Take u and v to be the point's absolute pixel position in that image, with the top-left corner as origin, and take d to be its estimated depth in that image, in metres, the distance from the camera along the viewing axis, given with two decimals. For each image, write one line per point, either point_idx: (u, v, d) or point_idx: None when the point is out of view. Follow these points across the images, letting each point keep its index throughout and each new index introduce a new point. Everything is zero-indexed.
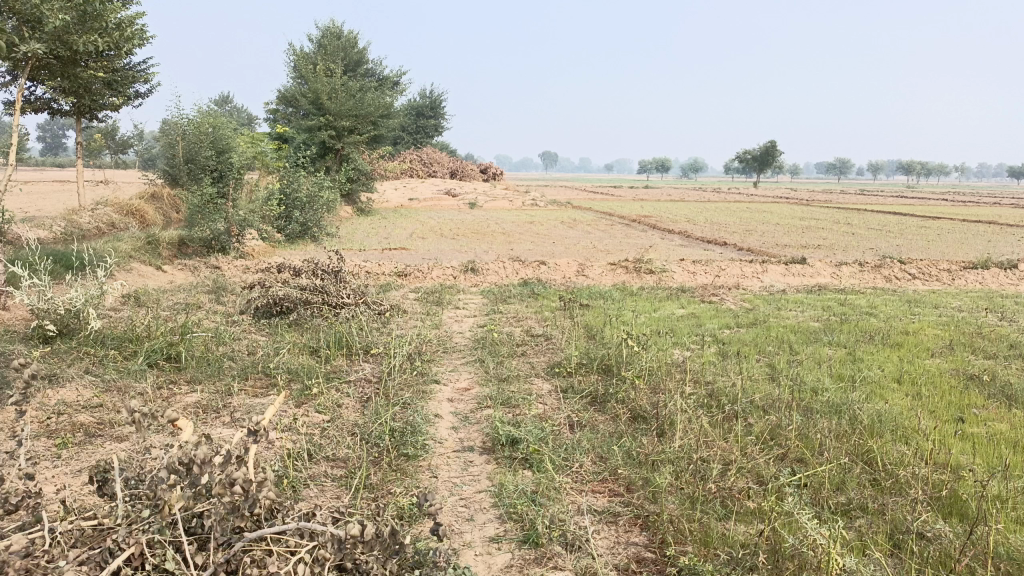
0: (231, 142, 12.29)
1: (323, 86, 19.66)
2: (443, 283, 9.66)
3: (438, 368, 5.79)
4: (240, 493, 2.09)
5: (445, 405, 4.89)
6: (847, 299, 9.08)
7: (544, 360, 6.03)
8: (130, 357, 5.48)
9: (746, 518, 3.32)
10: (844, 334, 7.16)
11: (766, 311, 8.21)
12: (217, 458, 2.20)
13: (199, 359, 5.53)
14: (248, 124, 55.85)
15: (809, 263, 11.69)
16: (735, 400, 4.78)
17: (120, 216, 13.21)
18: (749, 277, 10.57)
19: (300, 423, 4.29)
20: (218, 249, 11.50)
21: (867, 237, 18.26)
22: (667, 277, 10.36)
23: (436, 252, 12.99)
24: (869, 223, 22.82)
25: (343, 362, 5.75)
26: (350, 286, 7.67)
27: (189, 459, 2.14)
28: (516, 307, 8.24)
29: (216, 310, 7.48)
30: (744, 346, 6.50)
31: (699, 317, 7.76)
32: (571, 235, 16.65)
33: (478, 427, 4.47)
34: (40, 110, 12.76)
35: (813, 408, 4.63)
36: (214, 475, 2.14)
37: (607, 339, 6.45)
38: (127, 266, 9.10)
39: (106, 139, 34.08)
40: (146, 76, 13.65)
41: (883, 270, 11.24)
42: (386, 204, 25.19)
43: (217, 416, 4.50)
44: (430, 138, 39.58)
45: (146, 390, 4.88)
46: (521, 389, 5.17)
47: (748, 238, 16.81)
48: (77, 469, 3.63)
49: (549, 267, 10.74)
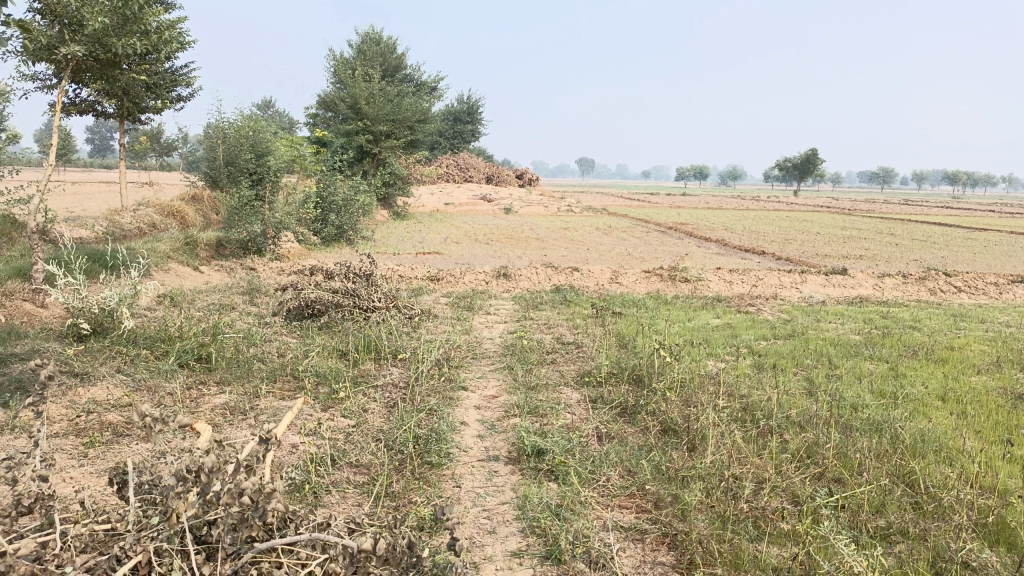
0: (269, 146, 12.40)
1: (362, 90, 19.81)
2: (475, 288, 9.61)
3: (466, 374, 5.72)
4: (250, 504, 2.05)
5: (471, 413, 4.82)
6: (888, 312, 8.82)
7: (574, 368, 5.93)
8: (160, 356, 5.50)
9: (779, 540, 3.19)
10: (886, 348, 6.94)
11: (804, 323, 8.00)
12: (229, 468, 2.16)
13: (229, 361, 5.53)
14: (289, 128, 56.61)
15: (849, 274, 11.41)
16: (770, 416, 4.63)
17: (160, 216, 13.42)
18: (787, 288, 10.33)
19: (325, 428, 4.25)
20: (254, 250, 11.63)
21: (911, 247, 17.79)
22: (702, 286, 10.18)
23: (470, 257, 12.95)
24: (914, 234, 22.26)
25: (371, 367, 5.72)
26: (381, 290, 7.65)
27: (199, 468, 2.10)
28: (547, 314, 8.15)
29: (249, 311, 7.52)
30: (780, 359, 6.33)
31: (734, 327, 7.60)
32: (606, 242, 16.51)
33: (504, 436, 4.38)
34: (85, 112, 13.03)
35: (852, 426, 4.46)
36: (225, 484, 2.11)
37: (638, 348, 6.33)
38: (164, 266, 9.21)
39: (151, 141, 34.84)
40: (188, 79, 13.88)
41: (928, 282, 10.91)
42: (422, 208, 25.28)
43: (244, 419, 4.48)
44: (467, 143, 39.70)
45: (175, 391, 4.89)
46: (549, 398, 5.07)
47: (787, 248, 16.49)
48: (101, 470, 3.63)
49: (582, 274, 10.63)
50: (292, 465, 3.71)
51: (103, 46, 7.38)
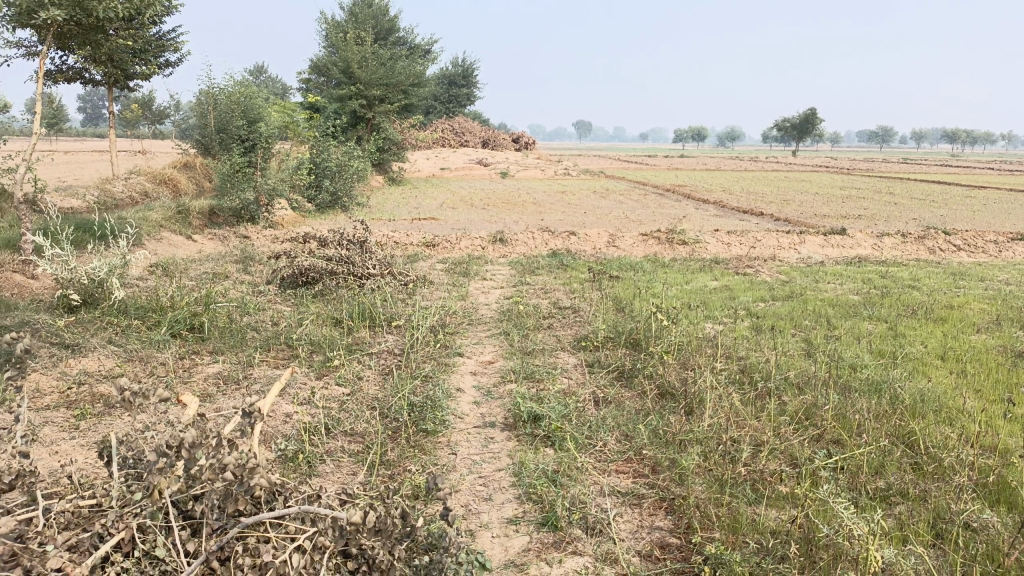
0: (261, 112, 12.20)
1: (354, 54, 19.48)
2: (471, 254, 9.52)
3: (462, 340, 5.67)
4: (232, 479, 2.02)
5: (467, 379, 4.79)
6: (887, 272, 8.75)
7: (571, 333, 5.88)
8: (153, 326, 5.43)
9: (778, 503, 3.16)
10: (885, 308, 6.89)
11: (803, 284, 7.93)
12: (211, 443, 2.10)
13: (222, 330, 5.47)
14: (282, 94, 55.92)
15: (849, 234, 11.32)
16: (768, 377, 4.60)
17: (152, 185, 13.28)
18: (786, 249, 10.25)
19: (320, 396, 4.21)
20: (247, 218, 11.54)
21: (910, 207, 17.66)
22: (700, 248, 10.09)
23: (466, 222, 12.84)
24: (913, 193, 22.09)
25: (366, 334, 5.66)
26: (376, 257, 7.57)
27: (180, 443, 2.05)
28: (544, 278, 8.09)
29: (242, 280, 7.45)
30: (779, 320, 6.27)
31: (732, 289, 7.54)
32: (604, 205, 16.38)
33: (500, 402, 4.34)
34: (72, 80, 12.80)
35: (851, 387, 4.43)
36: (207, 459, 2.07)
37: (636, 312, 6.28)
38: (157, 236, 9.11)
39: (142, 109, 34.38)
40: (176, 44, 13.62)
41: (927, 241, 10.83)
42: (418, 173, 25.06)
43: (237, 389, 4.44)
44: (463, 107, 39.26)
45: (167, 361, 4.84)
46: (545, 363, 5.03)
47: (786, 209, 16.36)
48: (93, 442, 3.59)
49: (579, 237, 10.54)
50: (286, 435, 3.67)
51: (86, 10, 7.20)
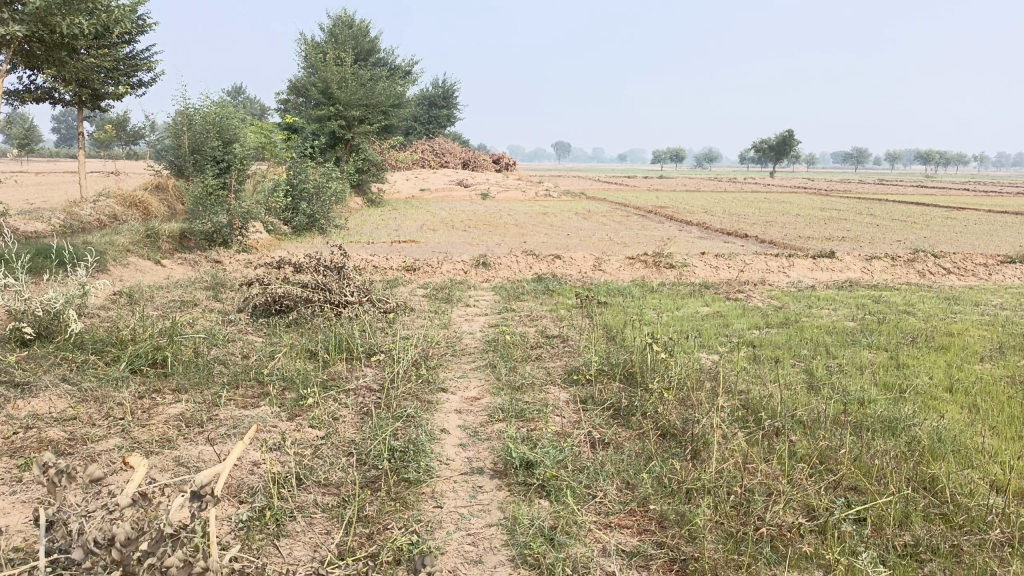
0: (237, 132, 11.84)
1: (333, 74, 19.18)
2: (453, 279, 9.21)
3: (446, 373, 5.34)
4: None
5: (453, 418, 4.45)
6: (880, 296, 8.54)
7: (560, 365, 5.56)
8: (112, 362, 5.04)
9: (800, 564, 2.86)
10: (884, 335, 6.65)
11: (796, 310, 7.69)
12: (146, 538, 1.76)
13: (188, 365, 5.10)
14: (260, 114, 55.50)
15: (837, 256, 11.13)
16: (774, 415, 4.30)
17: (123, 208, 12.87)
18: (775, 272, 10.04)
19: (293, 441, 3.86)
20: (220, 242, 11.16)
21: (892, 228, 17.62)
22: (688, 272, 9.85)
23: (447, 245, 12.52)
24: (893, 214, 22.11)
25: (343, 368, 5.31)
26: (354, 283, 7.22)
27: (110, 538, 1.71)
28: (529, 305, 7.79)
29: (212, 308, 7.08)
30: (777, 349, 6.00)
31: (725, 316, 7.27)
32: (587, 227, 16.16)
33: (488, 445, 4.01)
34: (39, 99, 12.39)
35: (864, 426, 4.15)
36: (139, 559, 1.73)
37: (627, 342, 5.98)
38: (123, 261, 8.71)
39: (116, 130, 33.81)
40: (149, 63, 13.26)
41: (917, 264, 10.67)
42: (397, 194, 24.78)
43: (201, 433, 4.07)
44: (443, 128, 39.07)
45: (125, 402, 4.46)
46: (535, 400, 4.71)
47: (770, 230, 16.23)
48: (34, 499, 3.21)
49: (564, 261, 10.27)
50: (253, 488, 3.31)
51: (50, 27, 6.86)
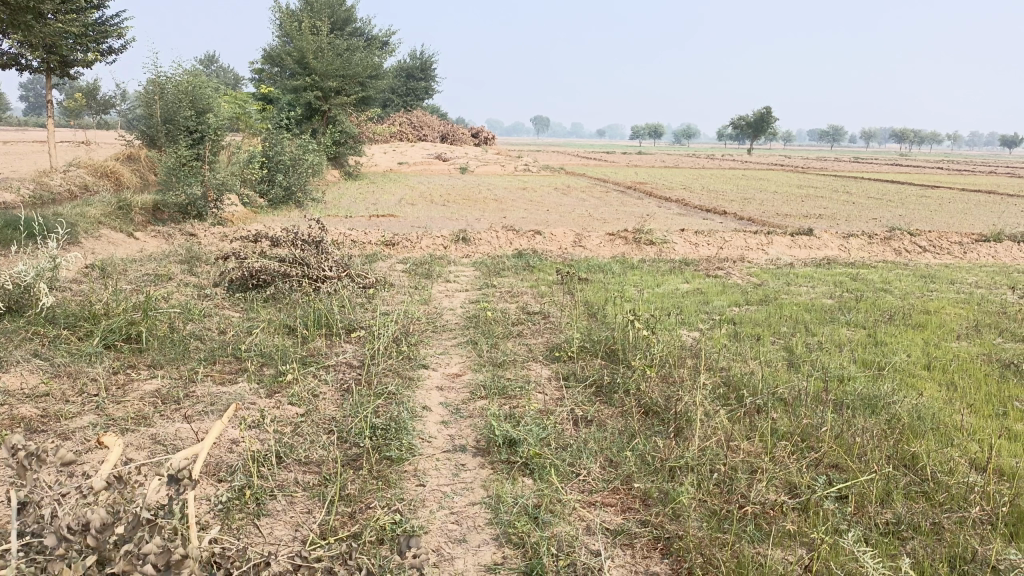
0: (211, 102, 11.58)
1: (309, 44, 18.83)
2: (433, 254, 9.13)
3: (427, 350, 5.29)
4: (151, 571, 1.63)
5: (434, 395, 4.42)
6: (858, 274, 8.60)
7: (542, 342, 5.53)
8: (84, 337, 4.92)
9: (784, 542, 2.88)
10: (862, 313, 6.70)
11: (775, 287, 7.71)
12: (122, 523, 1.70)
13: (163, 340, 5.00)
14: (234, 84, 54.48)
15: (815, 234, 11.19)
16: (755, 392, 4.31)
17: (93, 178, 12.59)
18: (754, 250, 10.07)
19: (272, 419, 3.81)
20: (194, 215, 10.96)
21: (868, 206, 17.76)
22: (668, 249, 9.84)
23: (426, 220, 12.41)
24: (869, 192, 22.28)
25: (322, 344, 5.24)
26: (332, 258, 7.12)
27: (86, 525, 1.65)
28: (510, 281, 7.74)
29: (187, 282, 6.95)
30: (757, 327, 6.01)
31: (705, 293, 7.27)
32: (566, 202, 16.09)
33: (471, 423, 3.98)
34: (5, 66, 12.03)
35: (844, 404, 4.17)
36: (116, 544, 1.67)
37: (609, 319, 5.96)
38: (95, 234, 8.53)
39: (86, 98, 33.03)
40: (119, 30, 12.90)
41: (893, 242, 10.75)
42: (375, 168, 24.52)
43: (178, 410, 4.00)
44: (421, 100, 38.62)
45: (99, 378, 4.37)
46: (517, 377, 4.68)
47: (748, 207, 16.27)
48: (5, 478, 3.13)
49: (544, 237, 10.22)
50: (231, 466, 3.26)
51: None
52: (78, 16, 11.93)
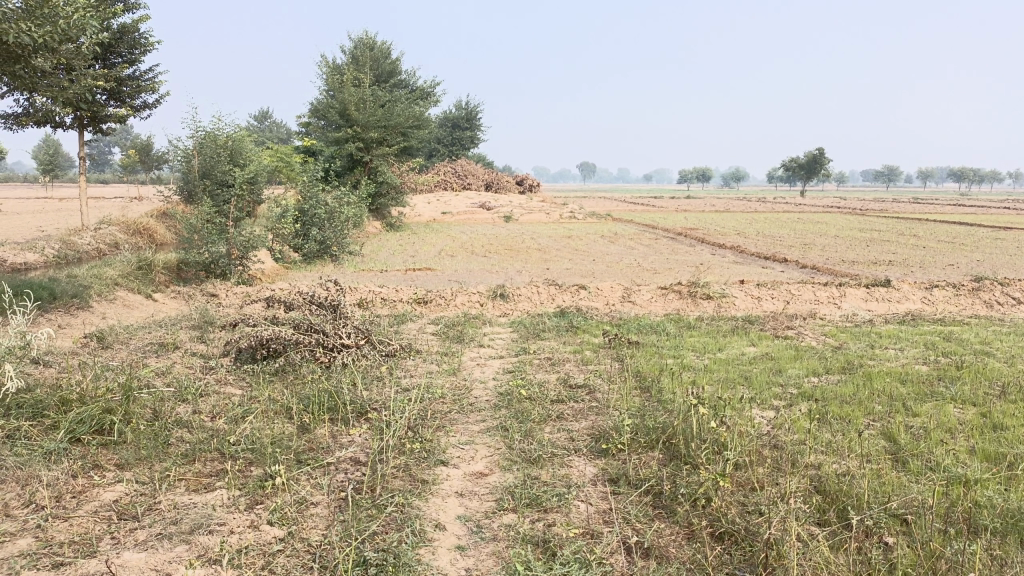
0: (247, 156, 11.12)
1: (350, 95, 18.52)
2: (467, 313, 8.37)
3: (449, 439, 4.46)
4: None
5: (452, 504, 3.58)
6: (949, 333, 7.53)
7: (586, 427, 4.63)
8: (49, 429, 4.20)
9: None
10: (968, 384, 5.65)
11: (857, 351, 6.68)
12: None
13: (141, 432, 4.28)
14: (284, 139, 55.48)
15: (893, 284, 10.06)
16: (860, 505, 3.37)
17: (125, 236, 12.27)
18: (825, 304, 9.05)
19: (240, 548, 3.02)
20: (218, 273, 10.47)
21: (942, 250, 16.48)
22: (727, 304, 8.90)
23: (463, 274, 11.70)
24: (938, 235, 20.96)
25: (326, 432, 4.44)
26: (352, 323, 6.37)
27: None
28: (551, 345, 6.91)
29: (194, 351, 6.29)
30: (846, 404, 5.02)
31: (777, 359, 6.30)
32: (614, 252, 15.25)
33: (494, 550, 3.13)
34: (39, 123, 11.81)
35: (981, 528, 3.20)
36: None
37: (666, 396, 5.05)
38: (110, 298, 8.03)
39: (140, 154, 33.48)
40: (153, 85, 12.61)
41: (983, 293, 9.59)
42: (418, 218, 24.11)
43: (132, 531, 3.23)
44: (466, 150, 38.33)
45: (52, 483, 3.63)
46: (554, 479, 3.81)
47: (810, 254, 15.18)
48: None
49: (590, 291, 9.39)
50: None
51: (17, 47, 6.06)
52: (111, 71, 11.67)
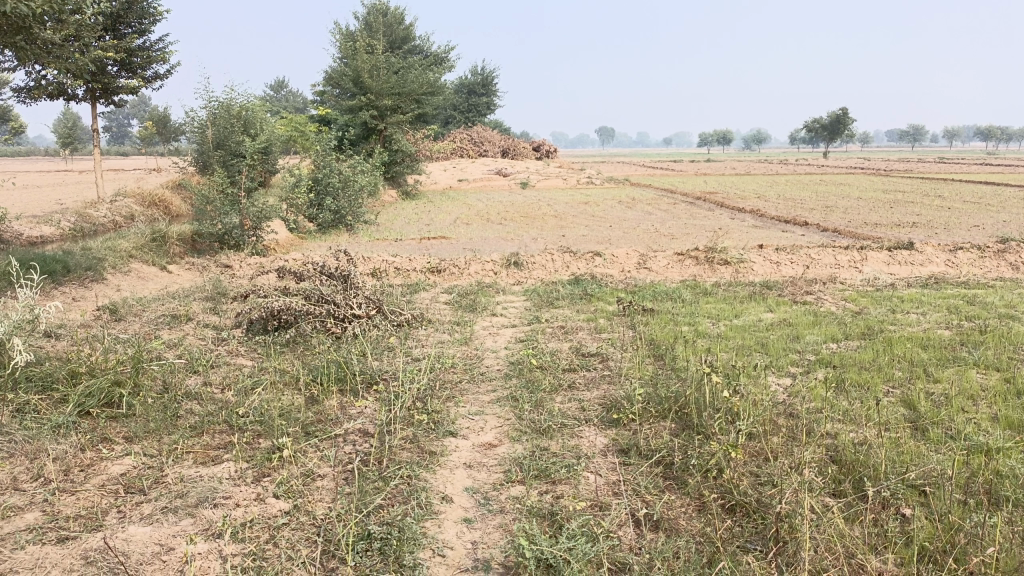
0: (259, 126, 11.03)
1: (363, 62, 18.31)
2: (480, 281, 8.30)
3: (458, 410, 4.41)
4: None
5: (460, 476, 3.54)
6: (974, 296, 7.34)
7: (598, 397, 4.57)
8: (60, 403, 4.20)
9: None
10: (991, 349, 5.50)
11: (878, 316, 6.54)
12: None
13: (151, 405, 4.27)
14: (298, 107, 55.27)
15: (917, 247, 9.83)
16: (876, 476, 3.28)
17: (141, 208, 12.30)
18: (845, 268, 8.87)
19: (245, 522, 3.00)
20: (232, 245, 10.45)
21: (967, 211, 16.11)
22: (745, 269, 8.75)
23: (478, 242, 11.61)
24: (963, 195, 20.50)
25: (335, 404, 4.41)
26: (362, 293, 6.31)
27: None
28: (564, 313, 6.83)
29: (206, 323, 6.28)
30: (865, 371, 4.90)
31: (795, 325, 6.18)
32: (631, 217, 15.07)
33: (501, 522, 3.08)
34: (52, 96, 11.79)
35: (1003, 498, 3.11)
36: None
37: (679, 365, 4.97)
38: (124, 270, 8.04)
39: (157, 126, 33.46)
40: (164, 55, 12.53)
41: (1009, 255, 9.33)
42: (435, 186, 23.98)
43: (138, 504, 3.22)
44: (483, 116, 37.96)
45: (60, 457, 3.63)
46: (564, 450, 3.75)
47: (832, 217, 14.89)
48: None
49: (605, 258, 9.26)
50: None
51: (20, 18, 5.97)
52: (121, 42, 11.58)
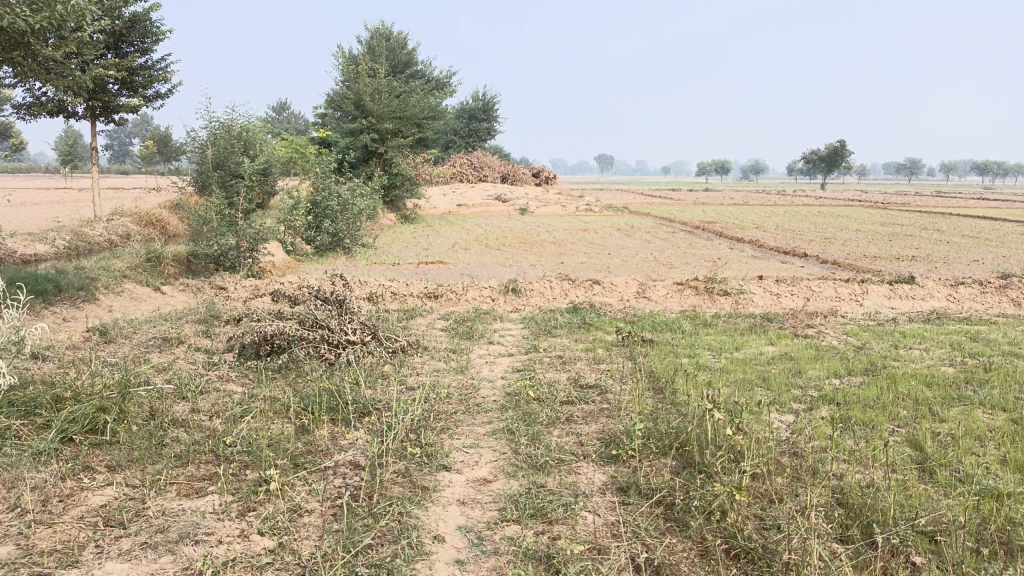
0: (258, 147, 10.98)
1: (365, 86, 18.37)
2: (477, 308, 8.20)
3: (452, 442, 4.29)
4: None
5: (453, 513, 3.41)
6: (976, 332, 7.25)
7: (596, 431, 4.45)
8: (42, 429, 4.08)
9: None
10: (997, 388, 5.40)
11: (880, 351, 6.44)
12: None
13: (136, 432, 4.14)
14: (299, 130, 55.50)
15: (918, 281, 9.76)
16: (884, 521, 3.16)
17: (138, 228, 12.22)
18: (846, 301, 8.79)
19: (227, 561, 2.87)
20: (227, 266, 10.34)
21: (966, 245, 16.09)
22: (745, 301, 8.67)
23: (476, 267, 11.53)
24: (961, 229, 20.53)
25: (326, 434, 4.29)
26: (357, 318, 6.20)
27: None
28: (562, 342, 6.72)
29: (198, 346, 6.17)
30: (869, 408, 4.79)
31: (797, 359, 6.08)
32: (630, 245, 15.01)
33: (495, 564, 2.96)
34: (52, 113, 11.75)
35: (1017, 548, 2.99)
36: None
37: (680, 399, 4.85)
38: (117, 290, 7.94)
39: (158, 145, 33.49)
40: (166, 75, 12.52)
41: (1011, 291, 9.26)
42: (434, 210, 23.97)
43: (118, 539, 3.08)
44: (483, 142, 38.09)
45: (39, 486, 3.50)
46: (561, 488, 3.63)
47: (831, 249, 14.85)
48: None
49: (604, 287, 9.18)
50: None
51: (19, 34, 5.91)
52: (123, 61, 11.57)
